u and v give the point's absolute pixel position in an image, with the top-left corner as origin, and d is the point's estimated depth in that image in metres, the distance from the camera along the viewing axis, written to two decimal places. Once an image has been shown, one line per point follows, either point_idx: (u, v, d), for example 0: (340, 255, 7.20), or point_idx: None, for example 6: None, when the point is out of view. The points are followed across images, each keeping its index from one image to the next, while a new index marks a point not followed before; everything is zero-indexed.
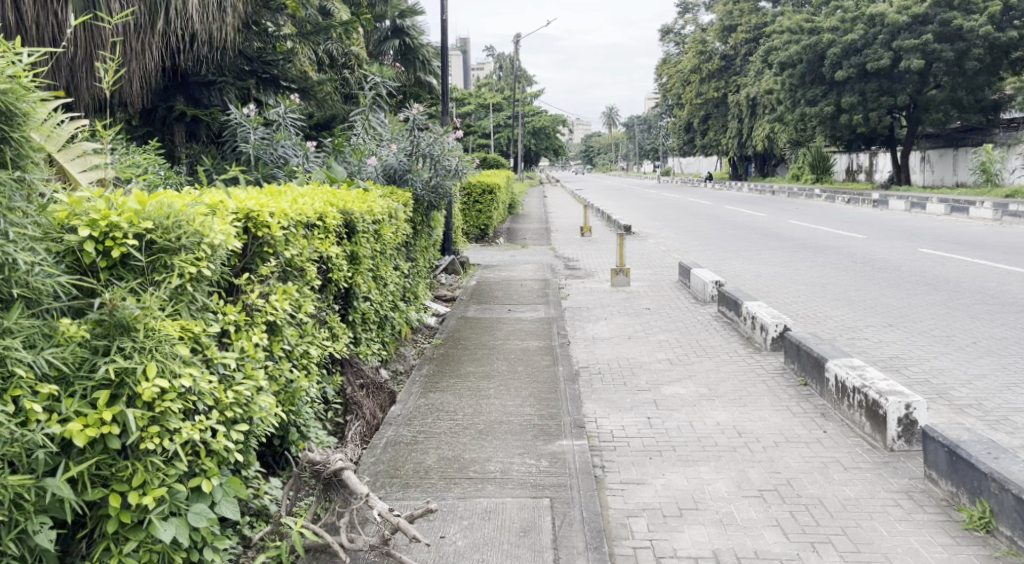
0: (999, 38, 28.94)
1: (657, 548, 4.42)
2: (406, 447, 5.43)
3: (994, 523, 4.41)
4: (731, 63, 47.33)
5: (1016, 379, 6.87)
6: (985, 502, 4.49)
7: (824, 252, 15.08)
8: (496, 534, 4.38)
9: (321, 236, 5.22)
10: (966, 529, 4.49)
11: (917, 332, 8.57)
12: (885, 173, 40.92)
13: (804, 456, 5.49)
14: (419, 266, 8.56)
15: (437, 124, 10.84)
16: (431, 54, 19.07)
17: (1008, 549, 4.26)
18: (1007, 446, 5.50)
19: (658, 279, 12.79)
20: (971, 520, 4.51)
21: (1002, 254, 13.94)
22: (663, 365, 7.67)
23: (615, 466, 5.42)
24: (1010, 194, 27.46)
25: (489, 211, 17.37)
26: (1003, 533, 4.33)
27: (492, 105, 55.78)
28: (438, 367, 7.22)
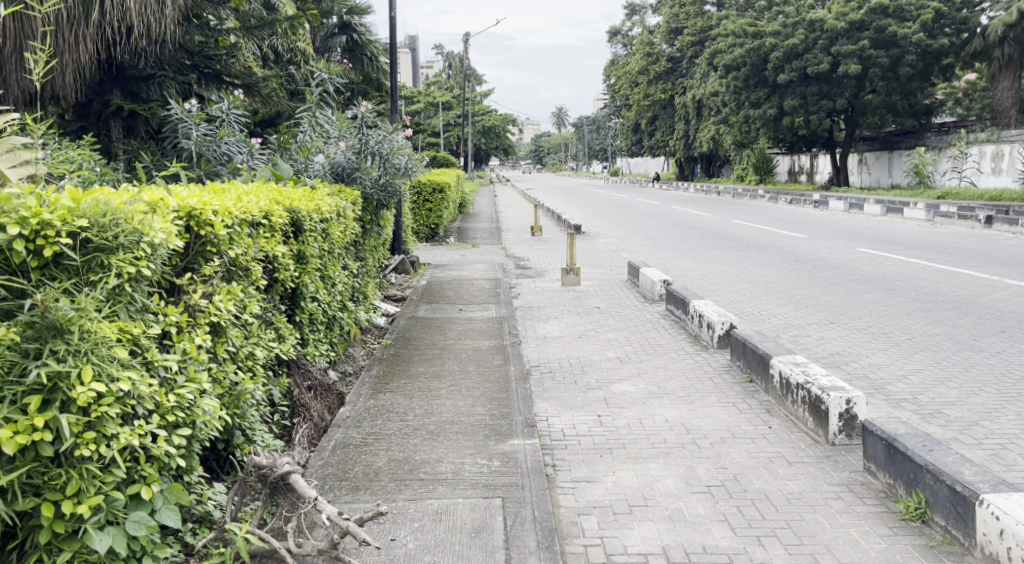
0: (930, 45, 29.86)
1: (608, 546, 4.41)
2: (355, 449, 5.34)
3: (929, 514, 4.50)
4: (677, 65, 47.90)
5: (949, 374, 7.05)
6: (920, 493, 4.59)
7: (766, 252, 15.33)
8: (447, 535, 4.33)
9: (266, 234, 5.10)
10: (903, 520, 4.57)
11: (856, 329, 8.73)
12: (825, 174, 41.83)
13: (750, 452, 5.54)
14: (369, 266, 8.45)
15: (386, 122, 10.75)
16: (380, 50, 18.68)
17: (942, 538, 4.36)
18: (942, 439, 5.62)
19: (607, 278, 12.84)
20: (907, 511, 4.60)
21: (934, 254, 14.33)
22: (613, 364, 7.68)
23: (566, 465, 5.40)
24: (943, 195, 28.38)
25: (438, 210, 17.24)
26: (938, 523, 4.44)
27: (442, 105, 55.48)
28: (388, 367, 7.14)
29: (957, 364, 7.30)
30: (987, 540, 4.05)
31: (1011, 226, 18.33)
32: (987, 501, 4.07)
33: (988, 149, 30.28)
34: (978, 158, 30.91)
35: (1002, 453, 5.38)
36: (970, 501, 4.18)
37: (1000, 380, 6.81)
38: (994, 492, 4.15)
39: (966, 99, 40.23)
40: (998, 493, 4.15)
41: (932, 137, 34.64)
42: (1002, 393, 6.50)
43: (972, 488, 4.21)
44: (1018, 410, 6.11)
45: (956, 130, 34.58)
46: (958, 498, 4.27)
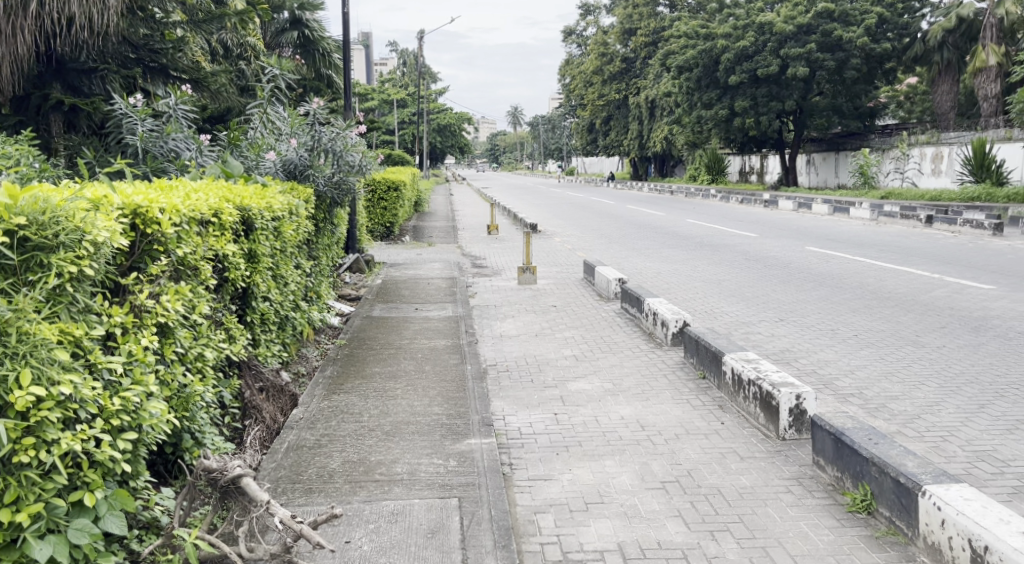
0: (874, 49, 30.59)
1: (564, 544, 4.39)
2: (309, 451, 5.26)
3: (875, 506, 4.57)
4: (631, 66, 48.19)
5: (894, 369, 7.18)
6: (866, 485, 4.65)
7: (717, 251, 15.51)
8: (403, 537, 4.28)
9: (216, 233, 4.99)
10: (850, 511, 4.63)
11: (805, 326, 8.85)
12: (775, 174, 42.50)
13: (703, 448, 5.58)
14: (322, 264, 8.33)
15: (339, 119, 10.61)
16: (332, 47, 18.40)
17: (887, 529, 4.43)
18: (887, 432, 5.72)
19: (564, 276, 12.86)
20: (854, 502, 4.66)
21: (877, 252, 14.64)
22: (569, 362, 7.69)
23: (523, 463, 5.38)
24: (886, 196, 29.01)
25: (394, 209, 17.09)
26: (884, 515, 4.50)
27: (396, 103, 55.13)
28: (343, 367, 7.05)
29: (901, 359, 7.45)
30: (930, 531, 4.13)
31: (951, 226, 18.83)
32: (930, 492, 4.14)
33: (929, 150, 31.06)
34: (919, 160, 31.72)
35: (945, 445, 5.48)
36: (914, 492, 4.25)
37: (941, 374, 6.96)
38: (935, 483, 4.23)
39: (908, 102, 41.31)
40: (941, 484, 4.22)
41: (877, 138, 35.44)
42: (944, 386, 6.64)
43: (915, 479, 4.29)
44: (959, 403, 6.25)
45: (898, 132, 35.42)
46: (902, 489, 4.35)
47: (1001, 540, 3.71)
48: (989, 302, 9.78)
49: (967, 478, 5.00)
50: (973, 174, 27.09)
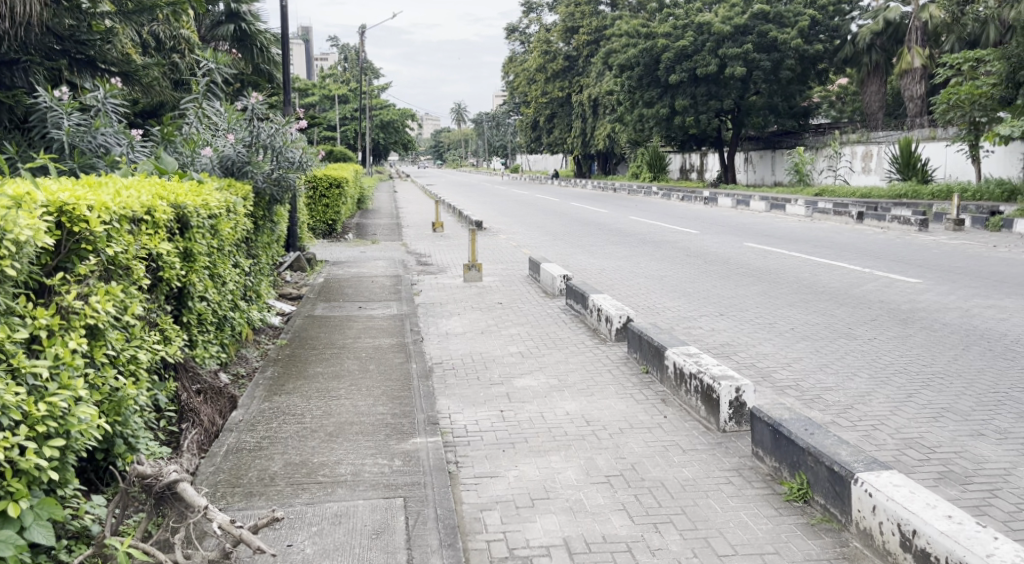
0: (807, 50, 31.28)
1: (510, 540, 4.36)
2: (249, 454, 5.14)
3: (811, 494, 4.63)
4: (574, 64, 48.35)
5: (829, 361, 7.31)
6: (803, 474, 4.72)
7: (659, 247, 15.66)
8: (346, 538, 4.21)
9: (149, 231, 4.84)
10: (788, 500, 4.69)
11: (744, 320, 8.96)
12: (714, 172, 43.20)
13: (646, 441, 5.60)
14: (261, 263, 8.14)
15: (278, 116, 10.39)
16: (270, 41, 18.22)
17: (822, 517, 4.50)
18: (822, 422, 5.81)
19: (509, 274, 12.83)
20: (791, 492, 4.72)
21: (812, 248, 14.94)
22: (515, 358, 7.66)
23: (468, 461, 5.34)
24: (819, 193, 29.63)
25: (336, 206, 16.84)
26: (819, 503, 4.57)
27: (337, 98, 54.58)
28: (284, 368, 6.91)
29: (834, 351, 7.59)
30: (862, 516, 4.20)
31: (880, 222, 19.37)
32: (861, 480, 4.21)
33: (859, 149, 31.89)
34: (850, 158, 32.56)
35: (875, 433, 5.60)
36: (847, 480, 4.32)
37: (872, 365, 7.11)
38: (868, 471, 4.31)
39: (839, 102, 42.39)
40: (872, 471, 4.30)
41: (811, 137, 36.21)
42: (875, 377, 6.79)
43: (848, 467, 4.36)
44: (889, 393, 6.39)
45: (831, 131, 36.28)
46: (836, 477, 4.41)
47: (928, 524, 3.80)
48: (916, 295, 10.05)
49: (897, 465, 5.11)
50: (900, 172, 27.83)
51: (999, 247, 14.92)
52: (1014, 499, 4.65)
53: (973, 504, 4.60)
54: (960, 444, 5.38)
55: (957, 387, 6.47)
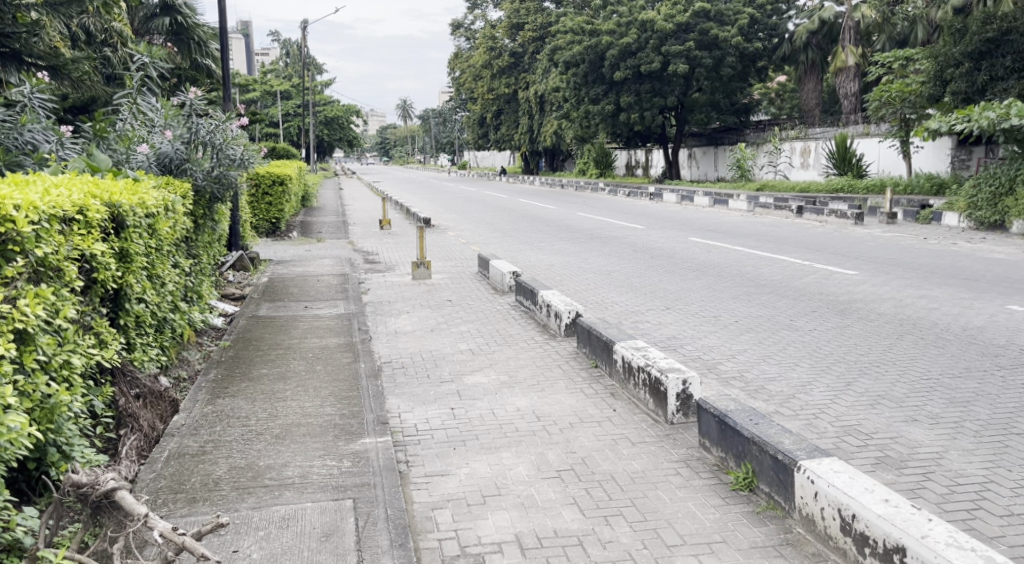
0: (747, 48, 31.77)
1: (461, 538, 4.31)
2: (191, 459, 5.00)
3: (756, 483, 4.67)
4: (520, 60, 48.33)
5: (772, 352, 7.40)
6: (748, 463, 4.74)
7: (606, 243, 15.72)
8: (295, 542, 4.11)
9: (82, 232, 4.68)
10: (733, 490, 4.72)
11: (690, 314, 9.02)
12: (660, 168, 43.68)
13: (596, 435, 5.59)
14: (202, 263, 7.95)
15: (218, 111, 10.15)
16: (208, 35, 17.88)
17: (767, 504, 4.53)
18: (765, 412, 5.87)
19: (459, 271, 12.76)
20: (737, 481, 4.75)
21: (755, 241, 15.17)
22: (464, 356, 7.60)
23: (418, 460, 5.27)
24: (760, 188, 30.12)
25: (279, 204, 16.56)
26: (764, 491, 4.60)
27: (279, 94, 53.67)
28: (227, 370, 6.75)
29: (777, 342, 7.67)
30: (804, 503, 4.23)
31: (818, 216, 19.78)
32: (803, 467, 4.24)
33: (798, 145, 32.50)
34: (789, 154, 33.16)
35: (816, 422, 5.67)
36: (790, 468, 4.34)
37: (812, 355, 7.22)
38: (810, 458, 4.35)
39: (778, 99, 43.07)
40: (813, 459, 4.34)
41: (752, 133, 36.83)
42: (815, 366, 6.89)
43: (791, 456, 4.39)
44: (828, 382, 6.48)
45: (771, 127, 36.93)
46: (780, 465, 4.44)
47: (867, 508, 3.86)
48: (853, 286, 10.26)
49: (837, 452, 5.18)
50: (836, 167, 28.41)
51: (929, 238, 15.34)
52: (946, 481, 4.75)
53: (908, 488, 4.69)
54: (896, 430, 5.48)
55: (892, 374, 6.60)
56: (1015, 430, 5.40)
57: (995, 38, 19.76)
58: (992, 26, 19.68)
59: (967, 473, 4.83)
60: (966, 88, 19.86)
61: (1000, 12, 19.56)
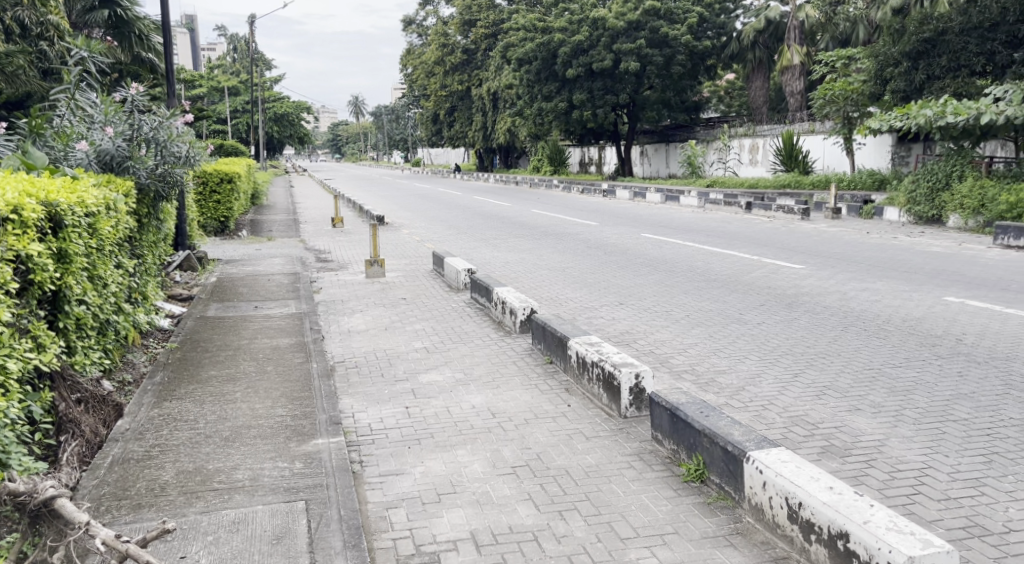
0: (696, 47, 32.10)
1: (416, 537, 4.26)
2: (136, 465, 4.87)
3: (707, 474, 4.69)
4: (473, 57, 48.16)
5: (723, 345, 7.46)
6: (699, 455, 4.76)
7: (560, 239, 15.74)
8: (245, 545, 4.03)
9: (16, 232, 4.53)
10: (685, 482, 4.74)
11: (642, 309, 9.07)
12: (612, 165, 43.97)
13: (551, 430, 5.57)
14: (147, 263, 7.76)
15: (162, 107, 9.91)
16: (148, 28, 17.48)
17: (718, 495, 4.56)
18: (716, 404, 5.91)
19: (413, 268, 12.67)
20: (688, 473, 4.77)
21: (706, 237, 15.33)
22: (419, 354, 7.54)
23: (372, 459, 5.20)
24: (710, 185, 30.51)
25: (228, 202, 16.27)
26: (715, 482, 4.63)
27: (226, 90, 52.71)
28: (174, 372, 6.60)
29: (726, 336, 7.74)
30: (753, 493, 4.26)
31: (767, 211, 20.06)
32: (753, 457, 4.27)
33: (746, 142, 32.94)
34: (738, 150, 33.61)
35: (765, 413, 5.72)
36: (740, 459, 4.36)
37: (761, 348, 7.30)
38: (758, 449, 4.38)
39: (728, 96, 43.55)
40: (762, 449, 4.37)
41: (702, 130, 37.31)
42: (764, 359, 6.97)
43: (740, 446, 4.41)
44: (776, 373, 6.55)
45: (721, 125, 37.37)
46: (729, 456, 4.46)
47: (812, 496, 3.89)
48: (799, 280, 10.40)
49: (784, 442, 5.23)
50: (783, 164, 28.85)
51: (872, 233, 15.65)
52: (889, 468, 4.82)
53: (853, 475, 4.75)
54: (840, 419, 5.56)
55: (837, 365, 6.70)
56: (952, 417, 5.52)
57: (932, 38, 20.25)
58: (929, 27, 20.23)
59: (907, 460, 4.91)
60: (904, 87, 20.59)
61: (937, 12, 20.19)
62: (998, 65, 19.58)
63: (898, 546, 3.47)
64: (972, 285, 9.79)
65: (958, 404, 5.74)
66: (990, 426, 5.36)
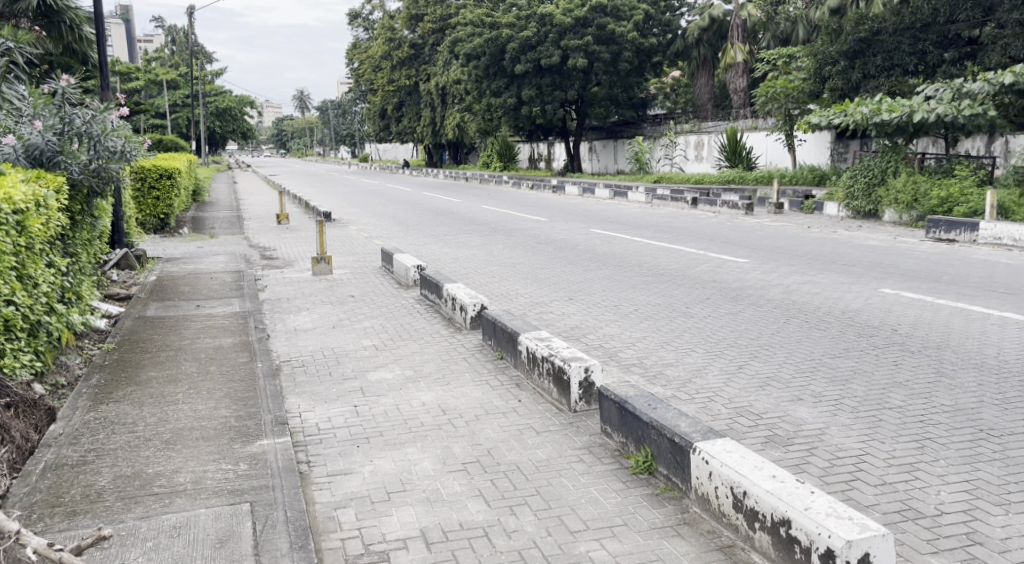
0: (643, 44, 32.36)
1: (366, 536, 4.18)
2: (71, 470, 4.70)
3: (655, 466, 4.69)
4: (420, 52, 47.83)
5: (670, 339, 7.50)
6: (647, 447, 4.76)
7: (510, 235, 15.69)
8: (187, 550, 3.91)
9: None
10: (633, 474, 4.73)
11: (592, 303, 9.07)
12: (561, 161, 44.14)
13: (501, 426, 5.53)
14: (80, 261, 7.51)
15: (95, 101, 9.61)
16: (80, 18, 16.95)
17: (666, 486, 4.56)
18: (663, 396, 5.92)
19: (360, 265, 12.51)
20: (636, 465, 4.76)
21: (654, 232, 15.43)
22: (367, 352, 7.43)
23: (320, 459, 5.09)
24: (658, 180, 30.84)
25: (168, 198, 15.90)
26: (662, 473, 4.63)
27: (165, 83, 51.41)
28: (111, 374, 6.40)
29: (673, 330, 7.78)
30: (700, 483, 4.26)
31: (712, 207, 20.29)
32: (699, 448, 4.27)
33: (692, 138, 33.29)
34: (684, 147, 33.97)
35: (710, 404, 5.75)
36: (686, 451, 4.36)
37: (707, 340, 7.35)
38: (704, 439, 4.38)
39: (673, 93, 44.01)
40: (708, 440, 4.37)
41: (649, 127, 37.63)
42: (710, 351, 7.01)
43: (687, 438, 4.41)
44: (721, 365, 6.60)
45: (667, 121, 37.77)
46: (676, 447, 4.46)
47: (756, 485, 3.91)
48: (744, 273, 10.50)
49: (730, 433, 5.25)
50: (727, 160, 29.27)
51: (813, 227, 15.93)
52: (828, 455, 4.88)
53: (795, 463, 4.79)
54: (783, 409, 5.61)
55: (780, 356, 6.77)
56: (887, 405, 5.61)
57: (867, 38, 20.86)
58: (864, 26, 20.77)
59: (845, 447, 4.98)
60: (842, 85, 21.04)
61: (872, 13, 20.75)
62: (929, 64, 20.15)
63: (837, 530, 3.51)
64: (907, 277, 10.02)
65: (894, 392, 5.84)
66: (924, 412, 5.46)
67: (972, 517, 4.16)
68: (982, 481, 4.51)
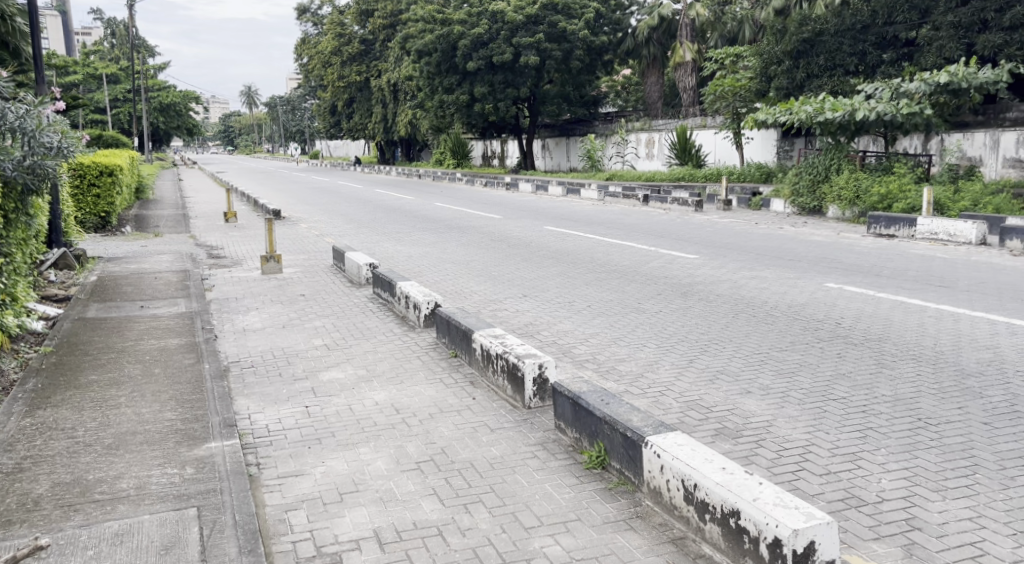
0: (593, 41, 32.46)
1: (317, 538, 4.08)
2: (6, 479, 4.52)
3: (608, 461, 4.67)
4: (370, 48, 47.38)
5: (623, 334, 7.49)
6: (600, 443, 4.73)
7: (462, 232, 15.59)
8: (129, 558, 3.78)
9: None
10: (587, 469, 4.71)
11: (545, 300, 9.03)
12: (513, 158, 44.13)
13: (455, 424, 5.46)
14: (14, 261, 7.27)
15: (29, 94, 9.29)
16: (13, 9, 16.26)
17: (619, 481, 4.54)
18: (615, 391, 5.91)
19: (311, 264, 12.31)
20: (590, 460, 4.74)
21: (606, 229, 15.48)
22: (319, 351, 7.31)
23: (270, 461, 4.97)
24: (610, 177, 31.04)
25: (109, 197, 15.56)
26: (615, 468, 4.60)
27: (108, 78, 50.17)
28: (50, 378, 6.19)
29: (626, 325, 7.78)
30: (652, 477, 4.25)
31: (663, 204, 20.41)
32: (650, 442, 4.25)
33: (643, 136, 33.51)
34: (635, 145, 34.16)
35: (663, 398, 5.75)
36: (639, 445, 4.35)
37: (659, 335, 7.37)
38: (656, 433, 4.36)
39: (624, 91, 44.25)
40: (660, 434, 4.36)
41: (601, 125, 37.78)
42: (661, 346, 7.03)
43: (639, 433, 4.39)
44: (673, 360, 6.62)
45: (618, 119, 37.98)
46: (628, 442, 4.44)
47: (707, 477, 3.90)
48: (695, 269, 10.55)
49: (681, 426, 5.26)
50: (677, 158, 29.55)
51: (761, 223, 16.13)
52: (776, 447, 4.90)
53: (745, 455, 4.80)
54: (733, 402, 5.63)
55: (730, 350, 6.81)
56: (831, 396, 5.67)
57: (811, 38, 21.21)
58: (808, 27, 21.14)
59: (792, 438, 5.01)
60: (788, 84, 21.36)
61: (816, 14, 21.11)
62: (869, 64, 20.53)
63: (784, 520, 3.51)
64: (851, 271, 10.17)
65: (839, 383, 5.91)
66: (866, 402, 5.53)
67: (911, 503, 4.21)
68: (921, 468, 4.58)
